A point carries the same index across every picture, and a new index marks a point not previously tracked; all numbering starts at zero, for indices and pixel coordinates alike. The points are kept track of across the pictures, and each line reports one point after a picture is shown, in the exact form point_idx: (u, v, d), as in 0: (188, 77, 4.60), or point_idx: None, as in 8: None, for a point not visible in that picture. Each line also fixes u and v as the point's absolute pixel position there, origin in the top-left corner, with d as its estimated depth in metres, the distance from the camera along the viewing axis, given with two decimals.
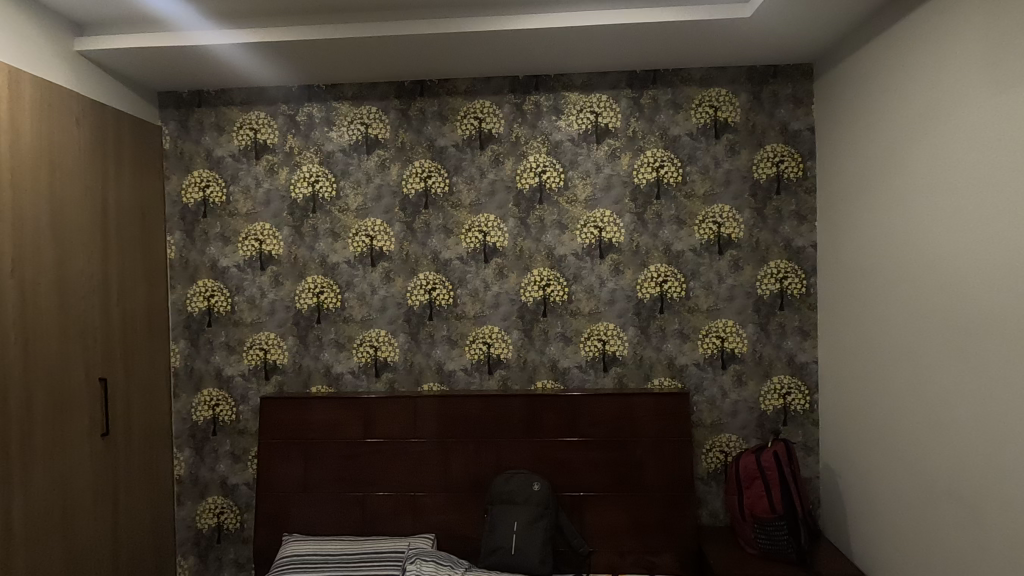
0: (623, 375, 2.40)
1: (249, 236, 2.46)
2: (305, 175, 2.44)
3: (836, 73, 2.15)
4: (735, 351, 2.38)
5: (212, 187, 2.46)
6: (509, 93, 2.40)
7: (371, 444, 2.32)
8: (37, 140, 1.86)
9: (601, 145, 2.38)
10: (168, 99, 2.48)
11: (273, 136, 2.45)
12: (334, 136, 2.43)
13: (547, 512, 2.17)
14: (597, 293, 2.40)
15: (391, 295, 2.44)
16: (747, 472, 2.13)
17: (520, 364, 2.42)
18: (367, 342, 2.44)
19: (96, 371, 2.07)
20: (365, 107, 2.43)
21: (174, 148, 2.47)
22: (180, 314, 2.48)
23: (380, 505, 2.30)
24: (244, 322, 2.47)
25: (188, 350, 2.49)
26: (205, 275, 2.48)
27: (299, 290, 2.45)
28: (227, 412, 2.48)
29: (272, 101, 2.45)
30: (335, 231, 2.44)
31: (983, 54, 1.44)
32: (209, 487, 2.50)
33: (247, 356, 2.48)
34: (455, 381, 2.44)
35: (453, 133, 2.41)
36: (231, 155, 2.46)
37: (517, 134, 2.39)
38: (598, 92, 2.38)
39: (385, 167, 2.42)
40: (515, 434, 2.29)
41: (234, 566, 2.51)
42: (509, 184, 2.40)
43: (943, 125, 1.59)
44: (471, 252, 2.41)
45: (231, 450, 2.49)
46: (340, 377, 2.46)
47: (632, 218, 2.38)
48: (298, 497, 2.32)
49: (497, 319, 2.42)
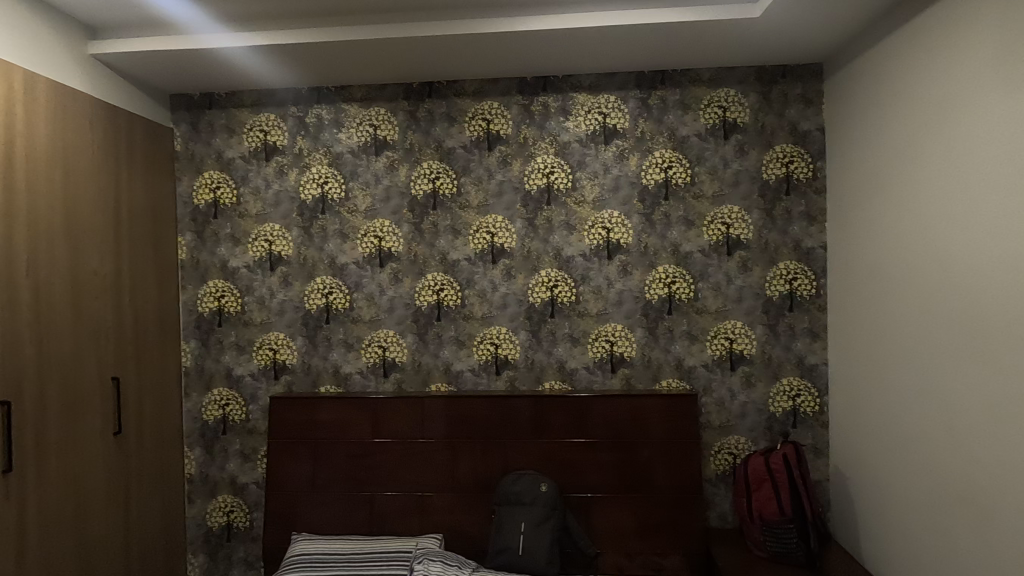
0: (750, 372, 2.85)
1: (369, 233, 2.97)
2: (426, 172, 2.94)
3: (896, 82, 2.21)
4: (814, 345, 2.81)
5: (331, 182, 2.98)
6: (633, 88, 2.88)
7: (476, 441, 2.78)
8: None
9: (728, 141, 2.85)
10: (288, 95, 3.00)
11: (390, 132, 2.96)
12: (455, 133, 2.93)
13: (555, 514, 2.60)
14: (723, 291, 2.86)
15: (510, 291, 2.92)
16: (756, 476, 2.55)
17: (642, 363, 2.89)
18: (488, 339, 2.94)
19: None
20: (485, 103, 2.93)
21: (296, 146, 2.99)
22: (297, 309, 3.00)
23: (423, 503, 2.77)
24: (364, 318, 2.98)
25: (306, 347, 3.00)
26: (323, 273, 2.99)
27: (419, 287, 2.95)
28: (398, 354, 2.97)
29: (389, 98, 2.96)
30: (456, 227, 2.94)
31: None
32: (327, 482, 2.83)
33: (365, 354, 2.99)
34: (577, 378, 2.92)
35: (575, 129, 2.89)
36: (349, 151, 2.97)
37: (638, 130, 2.87)
38: (728, 87, 2.85)
39: (506, 163, 2.92)
40: (529, 437, 2.76)
41: (352, 548, 2.80)
42: (633, 179, 2.87)
43: (1005, 131, 1.69)
44: (594, 248, 2.89)
45: (346, 438, 2.84)
46: (460, 374, 2.96)
47: (761, 215, 2.83)
48: (366, 492, 2.81)
49: (618, 316, 2.89)
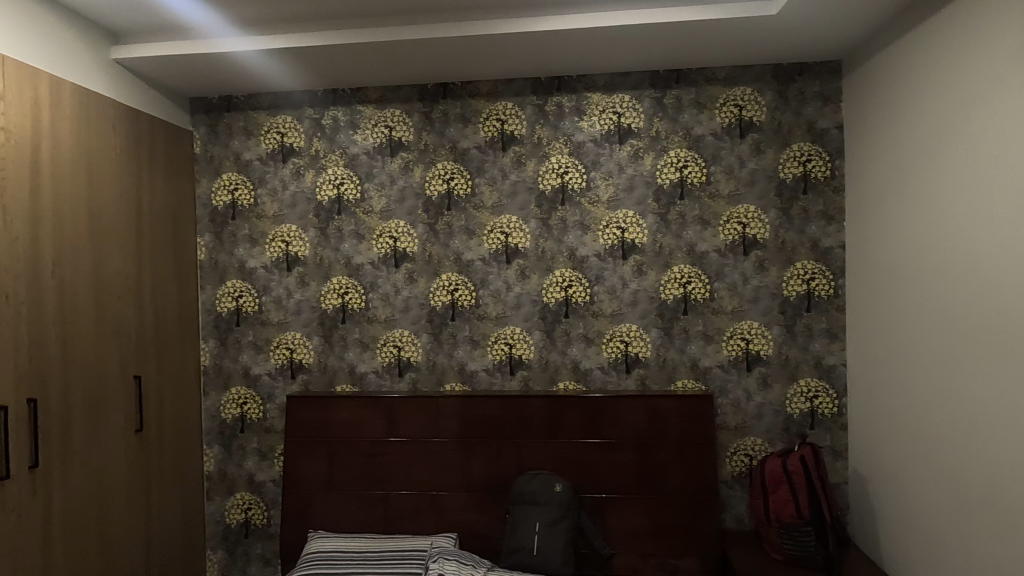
0: (645, 377, 2.39)
1: (276, 237, 2.51)
2: (331, 177, 2.48)
3: (866, 83, 2.10)
4: (760, 354, 2.34)
5: (240, 189, 2.52)
6: (530, 94, 2.40)
7: (393, 442, 2.35)
8: (77, 150, 1.93)
9: (624, 145, 2.37)
10: (198, 105, 2.54)
11: (299, 140, 2.49)
12: (358, 139, 2.47)
13: (569, 513, 2.15)
14: (619, 294, 2.38)
15: (414, 296, 2.46)
16: (773, 476, 2.08)
17: (541, 365, 2.42)
18: (391, 342, 2.47)
19: (130, 369, 2.13)
20: (389, 110, 2.46)
21: (204, 151, 2.54)
22: (210, 315, 2.55)
23: (402, 504, 2.32)
24: (271, 322, 2.52)
25: (217, 349, 2.55)
26: (234, 276, 2.53)
27: (324, 291, 2.49)
28: (255, 410, 2.53)
29: (299, 105, 2.50)
30: (359, 232, 2.47)
31: (1006, 47, 1.43)
32: (237, 483, 2.55)
33: (273, 355, 2.53)
34: (477, 381, 2.45)
35: (476, 135, 2.42)
36: (258, 158, 2.51)
37: (537, 136, 2.40)
38: (621, 92, 2.37)
39: (409, 169, 2.45)
40: (537, 435, 2.29)
41: (260, 561, 2.55)
42: (531, 185, 2.40)
43: (969, 136, 1.58)
44: (493, 253, 2.42)
45: (258, 447, 2.54)
46: (364, 376, 2.49)
47: (655, 218, 2.36)
48: (321, 495, 2.35)
49: (518, 320, 2.42)
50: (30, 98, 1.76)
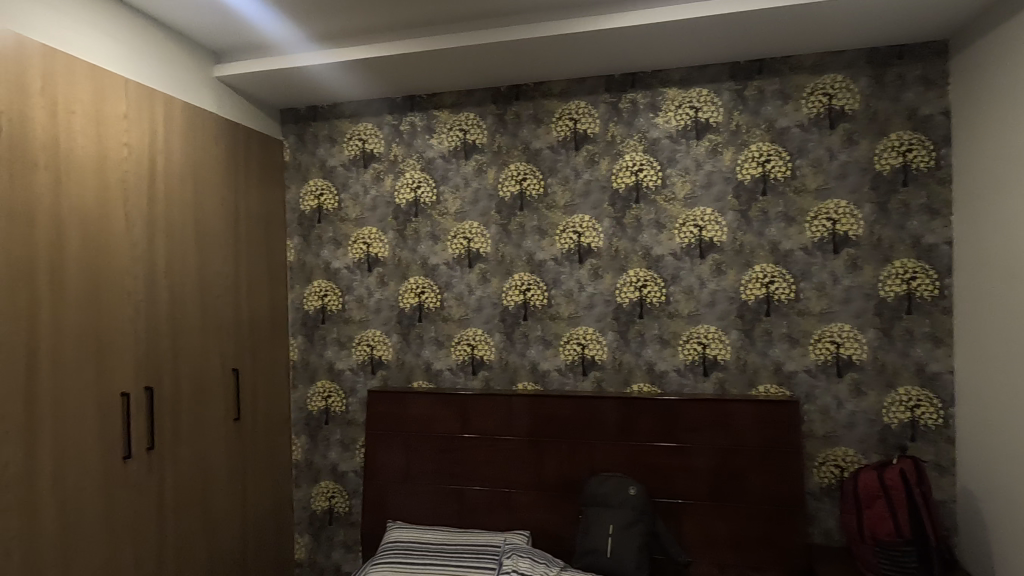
0: (724, 381, 2.30)
1: (358, 239, 2.64)
2: (408, 181, 2.57)
3: (976, 65, 1.92)
4: (852, 359, 2.19)
5: (326, 195, 2.67)
6: (604, 92, 2.38)
7: (467, 438, 2.40)
8: (185, 160, 2.11)
9: (701, 140, 2.29)
10: (288, 115, 2.71)
11: (379, 146, 2.60)
12: (434, 143, 2.54)
13: (643, 517, 2.10)
14: (696, 294, 2.31)
15: (487, 295, 2.50)
16: (868, 490, 1.94)
17: (614, 366, 2.39)
18: (465, 341, 2.53)
19: (229, 362, 2.31)
20: (463, 114, 2.51)
21: (293, 159, 2.71)
22: (298, 312, 2.71)
23: (476, 499, 2.37)
24: (354, 320, 2.65)
25: (305, 344, 2.71)
26: (320, 277, 2.68)
27: (402, 291, 2.59)
28: (338, 403, 2.67)
29: (378, 113, 2.61)
30: (435, 234, 2.55)
31: None
32: (322, 472, 2.69)
33: (355, 352, 2.65)
34: (549, 381, 2.46)
35: (549, 135, 2.43)
36: (342, 164, 2.65)
37: (611, 134, 2.37)
38: (698, 86, 2.30)
39: (483, 171, 2.49)
40: (610, 436, 2.26)
41: (343, 547, 2.68)
42: (605, 184, 2.38)
43: None
44: (566, 253, 2.42)
45: (341, 439, 2.67)
46: (439, 373, 2.56)
47: (735, 215, 2.27)
48: (398, 487, 2.44)
49: (591, 321, 2.40)
50: (148, 116, 1.95)
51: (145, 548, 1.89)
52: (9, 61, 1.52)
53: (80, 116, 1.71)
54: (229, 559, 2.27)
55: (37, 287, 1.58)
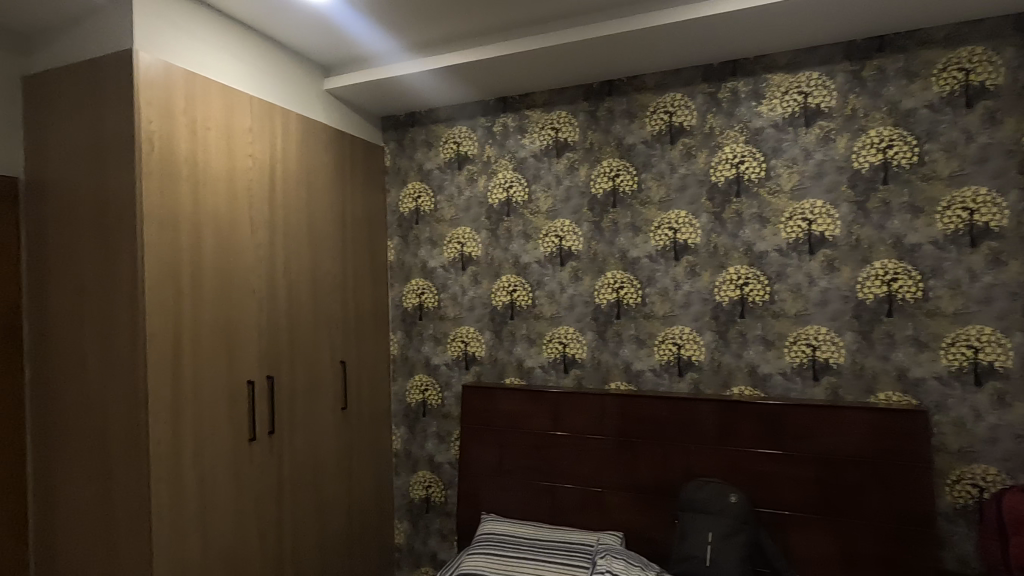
0: (837, 386, 2.13)
1: (453, 239, 2.73)
2: (500, 181, 2.62)
3: None
4: (995, 366, 1.95)
5: (423, 197, 2.79)
6: (701, 83, 2.29)
7: (559, 437, 2.40)
8: (299, 168, 2.29)
9: (811, 128, 2.14)
10: (388, 123, 2.86)
11: (473, 148, 2.68)
12: (526, 143, 2.57)
13: (745, 527, 2.00)
14: (805, 293, 2.16)
15: (579, 293, 2.49)
16: (1015, 514, 1.72)
17: (713, 367, 2.29)
18: (557, 339, 2.54)
19: (337, 355, 2.48)
20: (556, 113, 2.52)
21: (393, 164, 2.85)
22: (398, 309, 2.85)
23: (568, 497, 2.37)
24: (449, 317, 2.74)
25: (404, 340, 2.85)
26: (418, 275, 2.81)
27: (495, 289, 2.64)
28: (435, 397, 2.78)
29: (472, 116, 2.68)
30: (527, 233, 2.58)
31: None
32: (419, 462, 2.82)
33: (450, 347, 2.75)
34: (643, 381, 2.40)
35: (643, 130, 2.37)
36: (438, 167, 2.75)
37: (709, 125, 2.27)
38: (808, 69, 2.14)
39: (575, 169, 2.48)
40: (708, 440, 2.17)
41: (439, 535, 2.79)
42: (702, 178, 2.29)
43: None
44: (660, 250, 2.35)
45: (437, 431, 2.78)
46: (531, 370, 2.59)
47: (851, 207, 2.10)
48: (492, 480, 2.50)
49: (687, 320, 2.32)
50: (269, 129, 2.14)
51: (267, 523, 2.08)
52: (158, 86, 1.73)
53: (213, 132, 1.91)
54: (337, 538, 2.44)
55: (180, 285, 1.79)
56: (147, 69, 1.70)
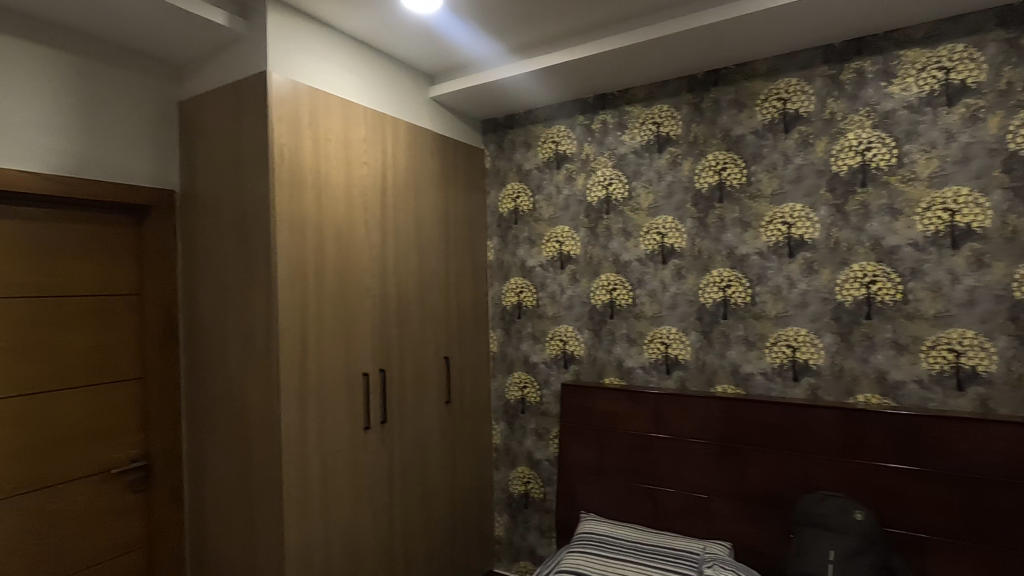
0: (988, 397, 1.88)
1: (552, 238, 2.75)
2: (599, 179, 2.60)
3: None
4: None
5: (522, 197, 2.83)
6: (820, 65, 2.12)
7: (660, 439, 2.34)
8: (408, 173, 2.42)
9: (954, 107, 1.91)
10: (488, 126, 2.94)
11: (571, 146, 2.68)
12: (626, 139, 2.53)
13: (873, 547, 1.81)
14: (946, 292, 1.94)
15: (682, 292, 2.41)
16: None
17: (834, 372, 2.11)
18: (658, 338, 2.47)
19: (441, 351, 2.59)
20: (657, 106, 2.45)
21: (493, 165, 2.92)
22: (497, 307, 2.92)
23: (670, 502, 2.30)
24: (548, 315, 2.77)
25: (503, 337, 2.91)
26: (517, 274, 2.86)
27: (594, 287, 2.63)
28: (533, 394, 2.81)
29: (570, 115, 2.68)
30: (627, 230, 2.54)
31: None
32: (519, 458, 2.87)
33: (548, 346, 2.77)
34: (753, 385, 2.27)
35: (753, 120, 2.25)
36: (536, 167, 2.78)
37: (830, 110, 2.10)
38: (950, 41, 1.92)
39: (678, 164, 2.40)
40: (827, 450, 2.02)
41: (537, 531, 2.82)
42: (821, 168, 2.12)
43: None
44: (773, 246, 2.21)
45: (536, 428, 2.81)
46: (632, 371, 2.54)
47: (1004, 194, 1.85)
48: (590, 480, 2.49)
49: (803, 320, 2.17)
50: (381, 137, 2.28)
51: (379, 508, 2.22)
52: (287, 103, 1.90)
53: (333, 142, 2.07)
54: (441, 527, 2.55)
55: (306, 284, 1.95)
56: (279, 89, 1.88)
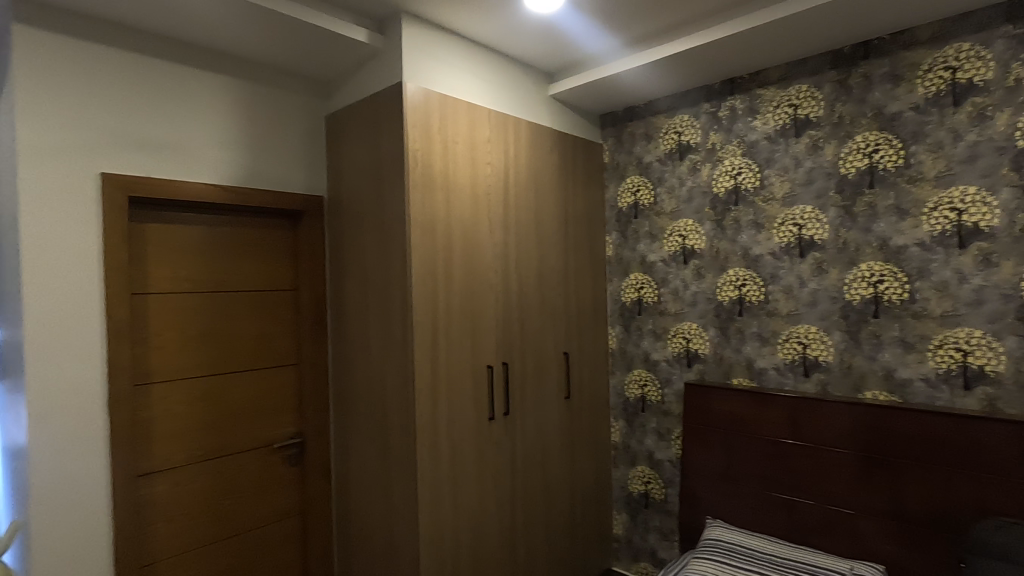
0: None
1: (674, 232, 2.65)
2: (727, 168, 2.46)
3: None
4: None
5: (642, 190, 2.77)
6: (1002, 25, 1.83)
7: (798, 446, 2.17)
8: (528, 171, 2.47)
9: None
10: (607, 120, 2.91)
11: (696, 136, 2.56)
12: (758, 125, 2.37)
13: None
14: None
15: (824, 289, 2.21)
16: None
17: (1018, 381, 1.83)
18: (795, 338, 2.29)
19: (560, 346, 2.61)
20: (795, 87, 2.27)
21: (612, 160, 2.89)
22: (617, 303, 2.89)
23: (809, 514, 2.12)
24: (670, 312, 2.68)
25: (622, 334, 2.87)
26: (636, 270, 2.80)
27: (721, 283, 2.50)
28: (654, 392, 2.74)
29: (694, 103, 2.56)
30: (758, 222, 2.38)
31: None
32: (638, 457, 2.81)
33: (671, 343, 2.68)
34: (911, 392, 2.03)
35: (913, 94, 2.00)
36: (657, 159, 2.70)
37: (1014, 77, 1.81)
38: None
39: (819, 148, 2.21)
40: (1008, 471, 1.74)
41: (658, 533, 2.75)
42: (1002, 145, 1.84)
43: None
44: (937, 236, 1.96)
45: (657, 428, 2.74)
46: (764, 372, 2.38)
47: None
48: (718, 485, 2.37)
49: (978, 320, 1.89)
50: (503, 137, 2.35)
51: (503, 497, 2.30)
52: (420, 111, 2.02)
53: (460, 145, 2.17)
54: (560, 521, 2.58)
55: (437, 281, 2.07)
56: (412, 98, 2.00)
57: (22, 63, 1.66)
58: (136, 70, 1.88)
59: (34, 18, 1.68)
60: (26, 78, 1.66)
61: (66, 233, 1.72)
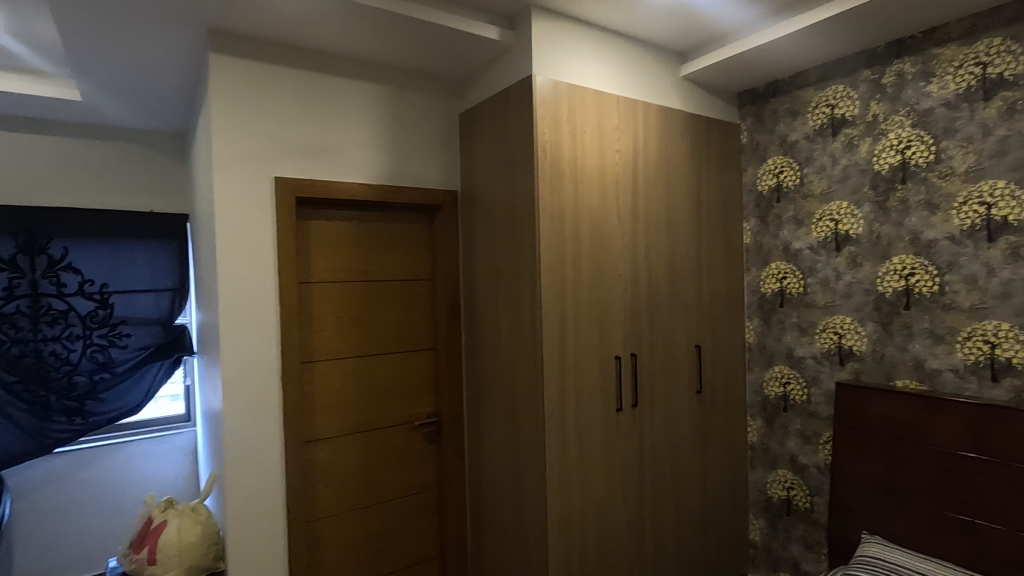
0: None
1: (824, 217, 2.41)
2: (892, 143, 2.17)
3: None
4: None
5: (786, 171, 2.55)
6: None
7: (981, 462, 1.87)
8: (658, 157, 2.39)
9: None
10: (745, 98, 2.71)
11: (853, 108, 2.29)
12: (933, 90, 2.05)
13: None
14: None
15: (1020, 278, 1.88)
16: None
17: None
18: (980, 336, 1.97)
19: (692, 339, 2.50)
20: (983, 42, 1.93)
21: (750, 140, 2.70)
22: (755, 295, 2.70)
23: (996, 541, 1.82)
24: (818, 304, 2.44)
25: (761, 327, 2.68)
26: (779, 259, 2.59)
27: (883, 273, 2.22)
28: (799, 391, 2.52)
29: (851, 70, 2.30)
30: (932, 202, 2.08)
31: None
32: (779, 459, 2.61)
33: (820, 338, 2.45)
34: None
35: None
36: (805, 137, 2.47)
37: None
38: None
39: (1016, 112, 1.87)
40: None
41: (802, 544, 2.54)
42: None
43: None
44: None
45: (801, 430, 2.52)
46: (937, 374, 2.08)
47: None
48: (877, 498, 2.12)
49: None
50: (632, 122, 2.30)
51: (631, 490, 2.27)
52: (549, 102, 2.05)
53: (589, 134, 2.16)
54: (692, 519, 2.49)
55: (565, 270, 2.09)
56: (542, 90, 2.03)
57: (216, 86, 1.95)
58: (303, 85, 2.13)
59: (227, 47, 1.97)
60: (220, 99, 1.96)
61: (250, 229, 2.00)
